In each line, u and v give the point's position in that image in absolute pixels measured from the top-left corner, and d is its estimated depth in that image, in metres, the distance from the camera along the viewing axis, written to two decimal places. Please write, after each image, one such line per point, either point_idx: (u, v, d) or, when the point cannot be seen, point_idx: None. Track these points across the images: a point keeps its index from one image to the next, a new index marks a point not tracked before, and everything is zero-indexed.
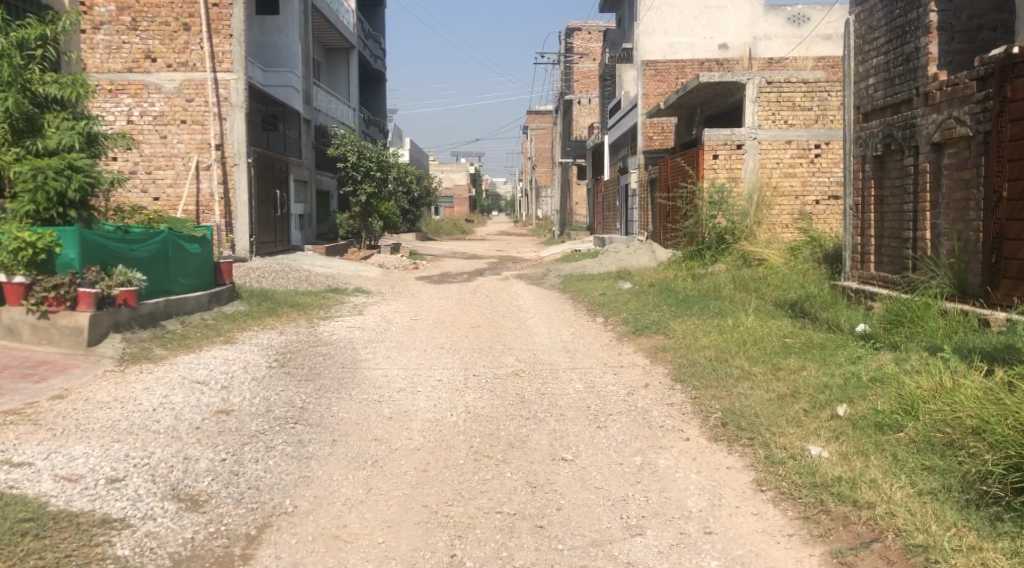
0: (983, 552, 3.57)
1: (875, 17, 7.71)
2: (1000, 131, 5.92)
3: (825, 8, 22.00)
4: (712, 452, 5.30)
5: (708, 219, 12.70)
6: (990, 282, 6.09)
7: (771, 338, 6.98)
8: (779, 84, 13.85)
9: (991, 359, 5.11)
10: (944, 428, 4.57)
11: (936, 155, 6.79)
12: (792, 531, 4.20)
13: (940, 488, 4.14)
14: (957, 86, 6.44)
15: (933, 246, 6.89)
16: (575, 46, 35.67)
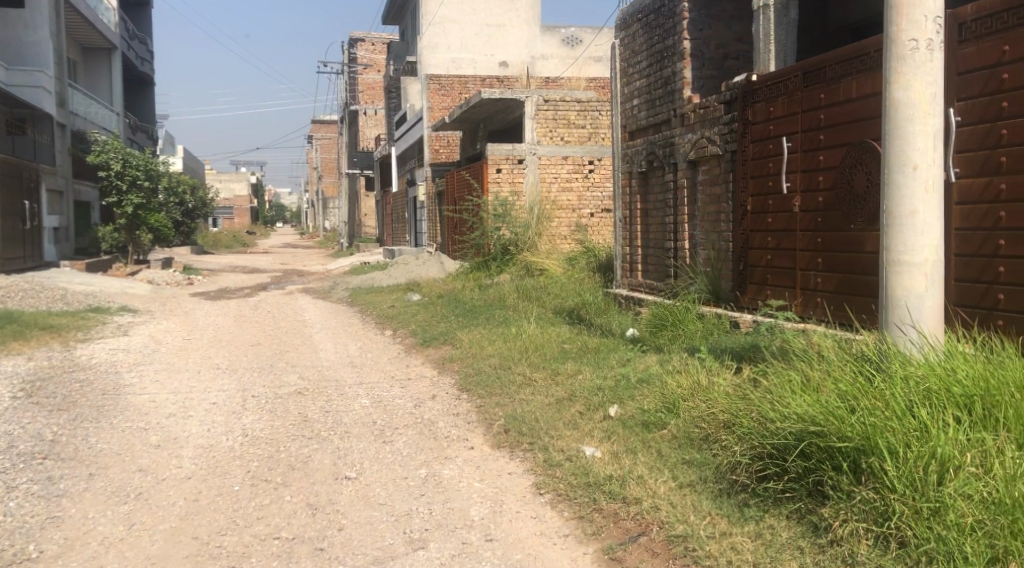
0: (733, 537, 3.87)
1: (636, 42, 8.27)
2: (744, 150, 6.58)
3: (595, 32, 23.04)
4: (494, 459, 5.39)
5: (492, 231, 13.02)
6: (738, 287, 6.74)
7: (551, 345, 7.26)
8: (555, 102, 14.51)
9: (739, 358, 5.61)
10: (700, 424, 4.94)
11: (691, 171, 7.39)
12: (567, 531, 4.36)
13: (697, 480, 4.47)
14: (708, 108, 7.06)
15: (691, 255, 7.50)
16: (359, 56, 35.60)
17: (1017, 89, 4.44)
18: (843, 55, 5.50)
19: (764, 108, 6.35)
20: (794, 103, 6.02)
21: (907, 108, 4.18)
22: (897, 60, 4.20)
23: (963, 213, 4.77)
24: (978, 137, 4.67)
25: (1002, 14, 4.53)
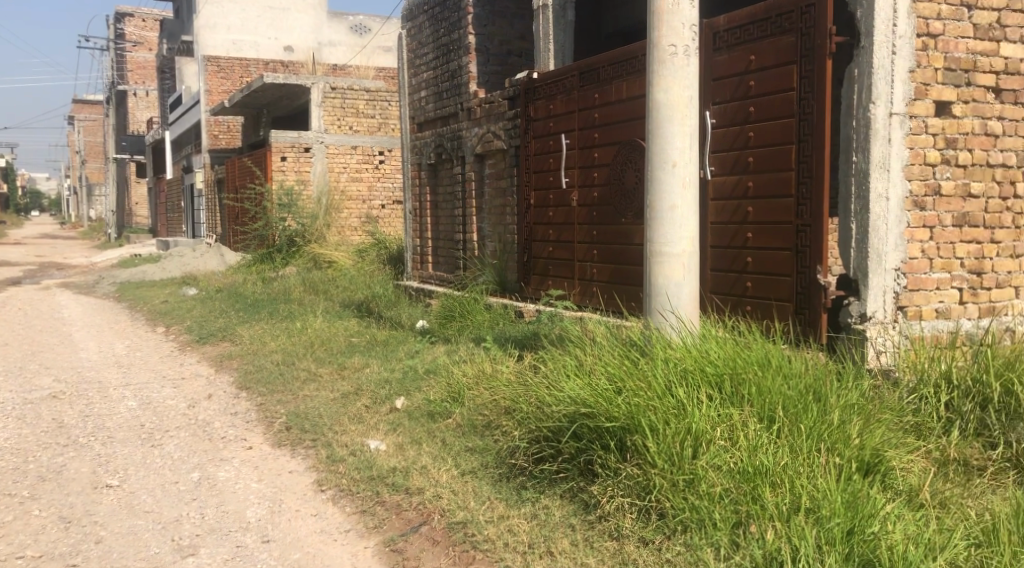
0: (510, 519, 3.97)
1: (422, 34, 8.28)
2: (527, 146, 6.78)
3: (382, 21, 23.26)
4: (274, 458, 5.18)
5: (277, 221, 12.57)
6: (523, 278, 6.94)
7: (338, 339, 7.11)
8: (342, 90, 14.27)
9: (522, 346, 5.78)
10: (482, 412, 5.04)
11: (478, 165, 7.51)
12: (349, 526, 4.27)
13: (478, 466, 4.55)
14: (492, 103, 7.21)
15: (479, 247, 7.62)
16: (126, 33, 32.96)
17: (761, 95, 4.87)
18: (614, 57, 5.80)
19: (544, 106, 6.57)
20: (571, 101, 6.28)
21: (667, 109, 4.49)
22: (658, 64, 4.49)
23: (718, 208, 5.20)
24: (730, 138, 5.10)
25: (748, 27, 4.95)
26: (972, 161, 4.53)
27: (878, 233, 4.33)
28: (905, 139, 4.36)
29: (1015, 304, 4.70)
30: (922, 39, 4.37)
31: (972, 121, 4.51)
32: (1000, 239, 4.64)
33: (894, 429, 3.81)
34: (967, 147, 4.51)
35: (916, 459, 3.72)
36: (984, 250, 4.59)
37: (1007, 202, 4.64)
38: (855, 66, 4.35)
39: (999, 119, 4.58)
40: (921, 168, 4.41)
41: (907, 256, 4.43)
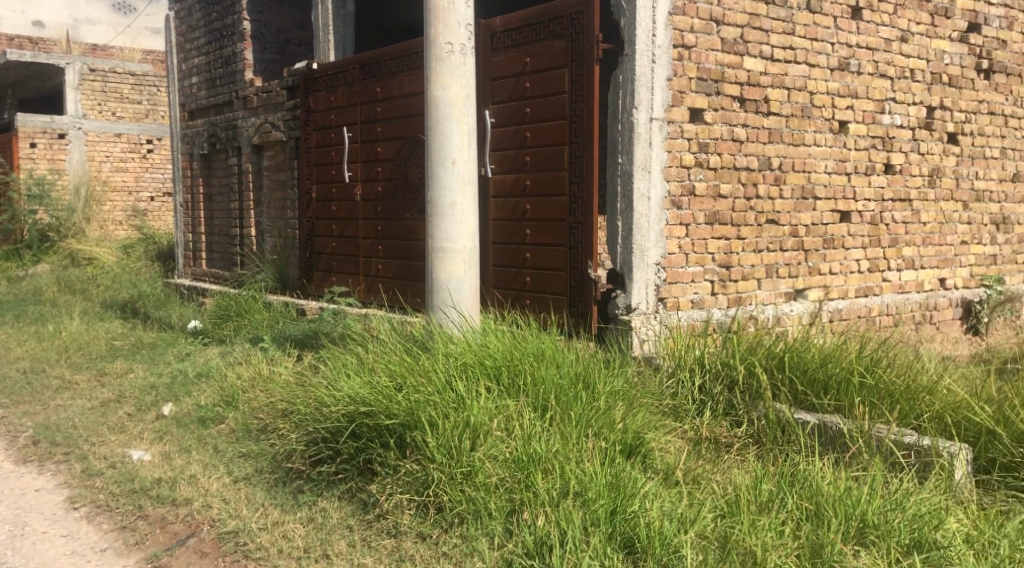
0: (285, 525, 3.81)
1: (193, 17, 7.81)
2: (307, 138, 6.58)
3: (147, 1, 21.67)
4: (17, 476, 4.65)
5: (26, 214, 11.38)
6: (305, 275, 6.73)
7: (97, 342, 6.53)
8: (104, 73, 13.19)
9: (302, 345, 5.60)
10: (258, 415, 4.81)
11: (255, 157, 7.20)
12: (106, 545, 3.90)
13: (252, 472, 4.34)
14: (270, 92, 6.93)
15: (257, 242, 7.29)
16: None
17: (536, 97, 5.02)
18: (394, 52, 5.76)
19: (324, 97, 6.41)
20: (352, 94, 6.17)
21: (444, 107, 4.53)
22: (435, 61, 4.51)
23: (498, 204, 5.32)
24: (508, 137, 5.23)
25: (522, 29, 5.10)
26: (721, 164, 4.91)
27: (641, 230, 4.63)
28: (664, 142, 4.67)
29: (758, 294, 5.13)
30: (678, 50, 4.69)
31: (721, 128, 4.88)
32: (744, 235, 5.04)
33: (654, 413, 4.08)
34: (716, 151, 4.88)
35: (672, 439, 3.98)
36: (732, 245, 5.00)
37: (751, 202, 5.04)
38: (619, 73, 4.61)
39: (743, 126, 4.96)
40: (677, 170, 4.74)
41: (666, 252, 4.75)
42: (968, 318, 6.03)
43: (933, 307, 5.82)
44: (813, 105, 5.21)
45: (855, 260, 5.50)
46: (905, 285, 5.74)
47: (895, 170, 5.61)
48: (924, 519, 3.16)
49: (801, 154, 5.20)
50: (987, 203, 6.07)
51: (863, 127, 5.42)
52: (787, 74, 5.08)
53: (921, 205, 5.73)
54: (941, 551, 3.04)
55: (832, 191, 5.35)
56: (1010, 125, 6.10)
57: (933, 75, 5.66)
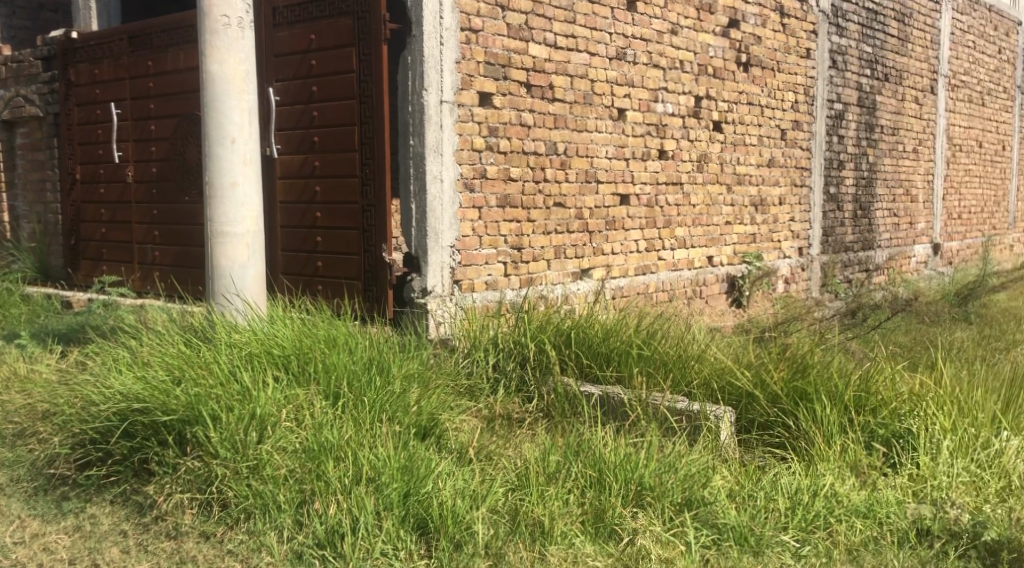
0: (46, 537, 3.36)
1: None
2: (68, 114, 6.01)
3: None
4: None
5: None
6: (70, 264, 6.15)
7: None
8: None
9: (66, 340, 5.10)
10: (13, 418, 4.27)
11: (6, 134, 6.48)
12: None
13: (7, 482, 3.80)
14: (22, 63, 6.26)
15: (11, 229, 6.57)
16: None
17: (323, 76, 4.87)
18: (166, 24, 5.37)
19: (87, 70, 5.88)
20: (119, 67, 5.69)
21: (222, 82, 4.27)
22: (210, 33, 4.24)
23: (285, 187, 5.12)
24: (294, 117, 5.04)
25: (306, 5, 4.92)
26: (510, 148, 5.00)
27: (434, 213, 4.62)
28: (454, 125, 4.69)
29: (547, 275, 5.29)
30: (465, 33, 4.71)
31: (509, 113, 4.97)
32: (534, 217, 5.18)
33: (449, 393, 4.09)
34: (506, 135, 4.96)
35: (467, 418, 4.00)
36: (522, 228, 5.12)
37: (539, 185, 5.18)
38: (408, 54, 4.58)
39: (530, 111, 5.08)
40: (468, 153, 4.77)
41: (459, 234, 4.78)
42: (732, 291, 6.57)
43: (702, 283, 6.31)
44: (593, 92, 5.43)
45: (634, 240, 5.82)
46: (678, 263, 6.14)
47: (668, 156, 5.99)
48: (694, 479, 3.34)
49: (584, 140, 5.41)
50: (747, 186, 6.61)
51: (640, 115, 5.73)
52: (569, 62, 5.26)
53: (690, 189, 6.15)
54: (707, 507, 3.22)
55: (613, 174, 5.62)
56: (766, 114, 6.67)
57: (699, 67, 6.08)
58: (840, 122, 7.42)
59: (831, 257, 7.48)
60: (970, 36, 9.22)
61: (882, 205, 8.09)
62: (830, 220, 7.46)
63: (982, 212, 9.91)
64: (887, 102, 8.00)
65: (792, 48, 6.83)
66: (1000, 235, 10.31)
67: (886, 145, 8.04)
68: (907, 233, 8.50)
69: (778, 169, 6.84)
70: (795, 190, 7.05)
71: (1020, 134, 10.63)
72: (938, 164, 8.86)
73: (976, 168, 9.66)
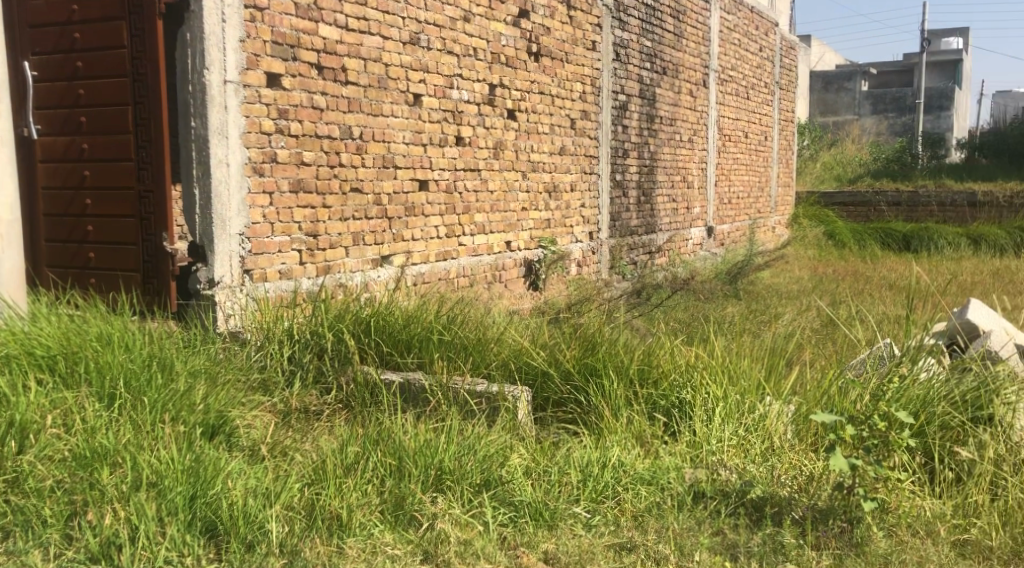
0: None
1: None
2: None
3: None
4: None
5: None
6: None
7: None
8: None
9: None
10: None
11: None
12: None
13: None
14: None
15: None
16: None
17: (88, 50, 4.45)
18: None
19: None
20: None
21: None
22: None
23: (47, 171, 4.65)
24: (56, 94, 4.58)
25: None
26: (302, 131, 4.80)
27: (221, 199, 4.36)
28: (239, 107, 4.43)
29: (346, 263, 5.15)
30: (250, 11, 4.47)
31: (300, 95, 4.78)
32: (329, 203, 5.00)
33: (240, 388, 3.87)
34: (297, 118, 4.76)
35: (260, 414, 3.80)
36: (318, 214, 4.93)
37: (334, 170, 5.02)
38: (186, 29, 4.27)
39: (322, 93, 4.91)
40: (257, 136, 4.54)
41: (249, 221, 4.53)
42: (529, 275, 6.75)
43: (501, 267, 6.42)
44: (388, 76, 5.34)
45: (435, 226, 5.79)
46: (477, 249, 6.19)
47: (465, 143, 6.01)
48: (491, 459, 3.36)
49: (380, 124, 5.31)
50: (541, 173, 6.81)
51: (435, 100, 5.71)
52: (362, 44, 5.15)
53: (487, 175, 6.22)
54: (504, 486, 3.25)
55: (411, 160, 5.56)
56: (556, 104, 6.89)
57: (492, 55, 6.17)
58: (624, 113, 7.82)
59: (619, 241, 7.88)
60: (735, 36, 10.02)
61: (663, 190, 8.63)
62: (617, 205, 7.86)
63: (749, 198, 10.85)
64: (666, 94, 8.52)
65: (579, 40, 7.10)
66: (764, 218, 11.35)
67: (666, 134, 8.57)
68: (685, 217, 9.13)
69: (569, 157, 7.10)
70: (585, 177, 7.34)
71: (778, 126, 11.74)
72: (710, 153, 9.59)
73: (743, 157, 10.55)
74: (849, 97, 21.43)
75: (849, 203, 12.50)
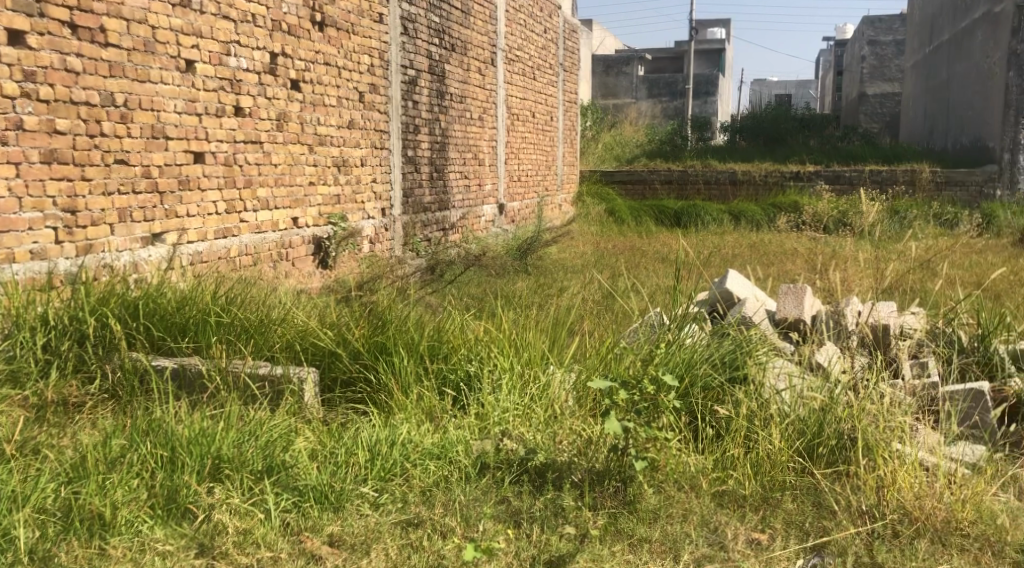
0: None
1: None
2: None
3: None
4: None
5: None
6: None
7: None
8: None
9: None
10: None
11: None
12: None
13: None
14: None
15: None
16: None
17: None
18: None
19: None
20: None
21: None
22: None
23: None
24: None
25: None
26: (54, 96, 4.32)
27: None
28: None
29: (111, 241, 4.71)
30: None
31: (49, 55, 4.29)
32: (89, 176, 4.55)
33: None
34: (47, 81, 4.27)
35: (9, 409, 3.40)
36: (75, 187, 4.47)
37: (94, 139, 4.56)
38: None
39: (77, 55, 4.44)
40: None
41: None
42: (318, 253, 6.56)
43: (288, 245, 6.18)
44: (155, 39, 4.93)
45: (213, 201, 5.44)
46: (261, 225, 5.91)
47: (245, 114, 5.69)
48: (274, 444, 3.21)
49: (147, 91, 4.89)
50: (329, 147, 6.60)
51: (210, 68, 5.35)
52: (124, 4, 4.70)
53: (270, 148, 5.93)
54: (288, 470, 3.12)
55: (184, 131, 5.18)
56: (343, 76, 6.71)
57: (272, 23, 5.87)
58: (414, 88, 7.76)
59: (411, 217, 7.84)
60: (521, 16, 10.24)
61: (455, 167, 8.68)
62: (409, 181, 7.81)
63: (537, 175, 11.17)
64: (455, 71, 8.55)
65: (365, 12, 6.94)
66: (551, 196, 11.75)
67: (456, 111, 8.61)
68: (476, 194, 9.25)
69: (358, 131, 6.94)
70: (376, 152, 7.22)
71: (563, 106, 12.17)
72: (500, 131, 9.76)
73: (531, 136, 10.83)
74: (628, 81, 22.60)
75: (628, 182, 13.24)
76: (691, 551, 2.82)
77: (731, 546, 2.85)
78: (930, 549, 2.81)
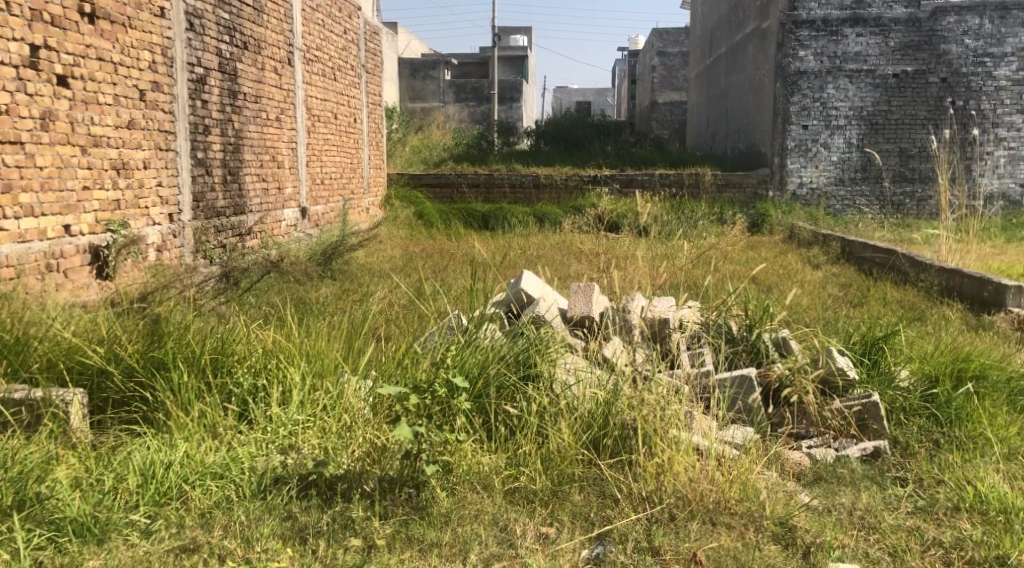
0: None
1: None
2: None
3: None
4: None
5: None
6: None
7: None
8: None
9: None
10: None
11: None
12: None
13: None
14: None
15: None
16: None
17: None
18: None
19: None
20: None
21: None
22: None
23: None
24: None
25: None
26: None
27: None
28: None
29: None
30: None
31: None
32: None
33: None
34: None
35: None
36: None
37: None
38: None
39: None
40: None
41: None
42: (94, 262, 6.05)
43: (58, 254, 5.65)
44: None
45: None
46: (25, 234, 5.36)
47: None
48: (28, 476, 2.91)
49: None
50: (105, 148, 6.12)
51: None
52: None
53: (34, 149, 5.40)
54: (43, 503, 2.84)
55: None
56: (120, 72, 6.23)
57: (32, 12, 5.36)
58: (203, 86, 7.36)
59: (203, 223, 7.42)
60: (319, 15, 9.99)
61: (251, 170, 8.31)
62: (199, 185, 7.38)
63: (341, 178, 10.94)
64: (248, 70, 8.20)
65: (144, 4, 6.50)
66: (357, 199, 11.56)
67: (250, 112, 8.26)
68: (276, 197, 8.92)
69: (139, 132, 6.48)
70: (161, 154, 6.77)
71: (366, 108, 12.00)
72: (299, 133, 9.47)
73: (333, 138, 10.58)
74: (434, 85, 22.71)
75: (435, 185, 13.27)
76: (479, 552, 2.84)
77: (519, 543, 2.91)
78: (701, 529, 3.00)
